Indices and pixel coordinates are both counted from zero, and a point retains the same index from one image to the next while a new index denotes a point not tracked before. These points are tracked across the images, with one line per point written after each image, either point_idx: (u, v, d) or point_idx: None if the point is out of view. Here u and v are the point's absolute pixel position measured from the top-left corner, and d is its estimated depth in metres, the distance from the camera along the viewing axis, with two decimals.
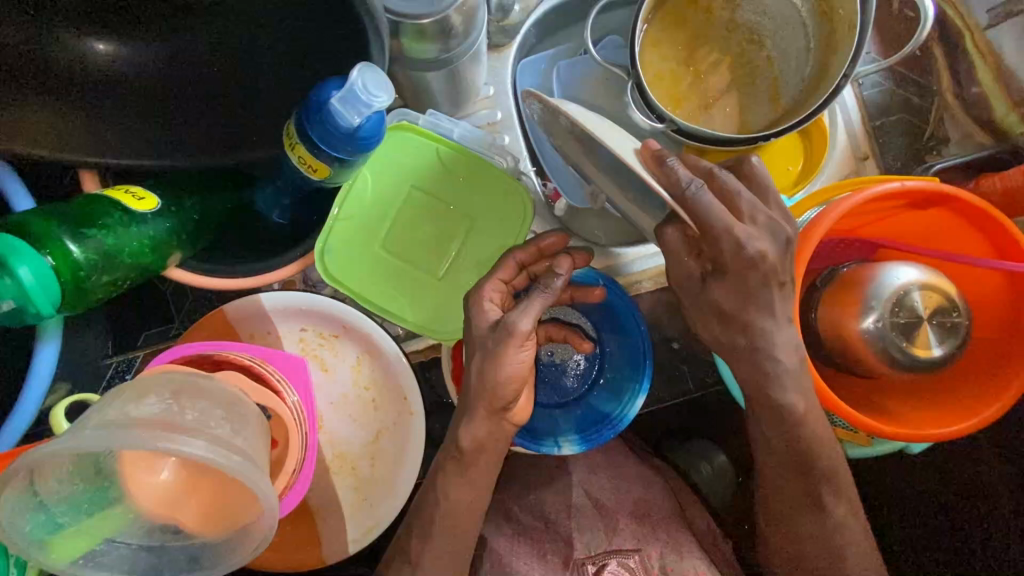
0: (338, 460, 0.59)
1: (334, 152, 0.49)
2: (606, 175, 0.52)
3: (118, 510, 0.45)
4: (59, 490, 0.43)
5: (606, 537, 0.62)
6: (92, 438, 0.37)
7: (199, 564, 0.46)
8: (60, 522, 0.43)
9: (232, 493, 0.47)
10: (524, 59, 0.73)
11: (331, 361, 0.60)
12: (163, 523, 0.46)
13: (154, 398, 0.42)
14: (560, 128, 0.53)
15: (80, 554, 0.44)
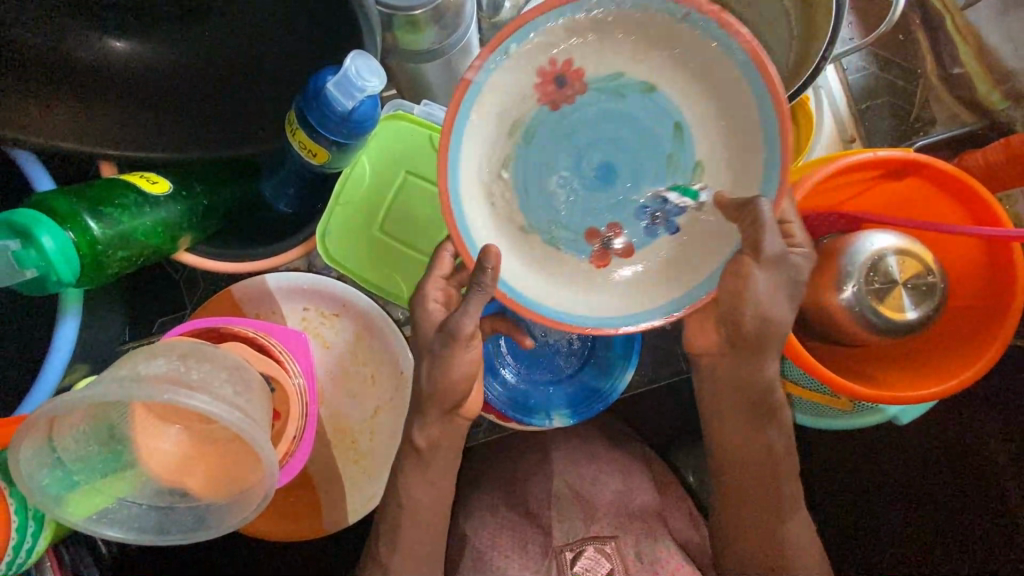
0: (338, 433, 0.62)
1: (331, 136, 0.52)
2: (549, 135, 0.48)
3: (131, 473, 0.48)
4: (76, 448, 0.46)
5: (584, 525, 0.66)
6: (106, 389, 0.40)
7: (202, 526, 0.48)
8: (76, 480, 0.46)
9: (235, 456, 0.49)
10: None
11: (331, 338, 0.63)
12: (171, 486, 0.49)
13: (163, 358, 0.45)
14: (533, 73, 0.46)
15: (94, 511, 0.46)
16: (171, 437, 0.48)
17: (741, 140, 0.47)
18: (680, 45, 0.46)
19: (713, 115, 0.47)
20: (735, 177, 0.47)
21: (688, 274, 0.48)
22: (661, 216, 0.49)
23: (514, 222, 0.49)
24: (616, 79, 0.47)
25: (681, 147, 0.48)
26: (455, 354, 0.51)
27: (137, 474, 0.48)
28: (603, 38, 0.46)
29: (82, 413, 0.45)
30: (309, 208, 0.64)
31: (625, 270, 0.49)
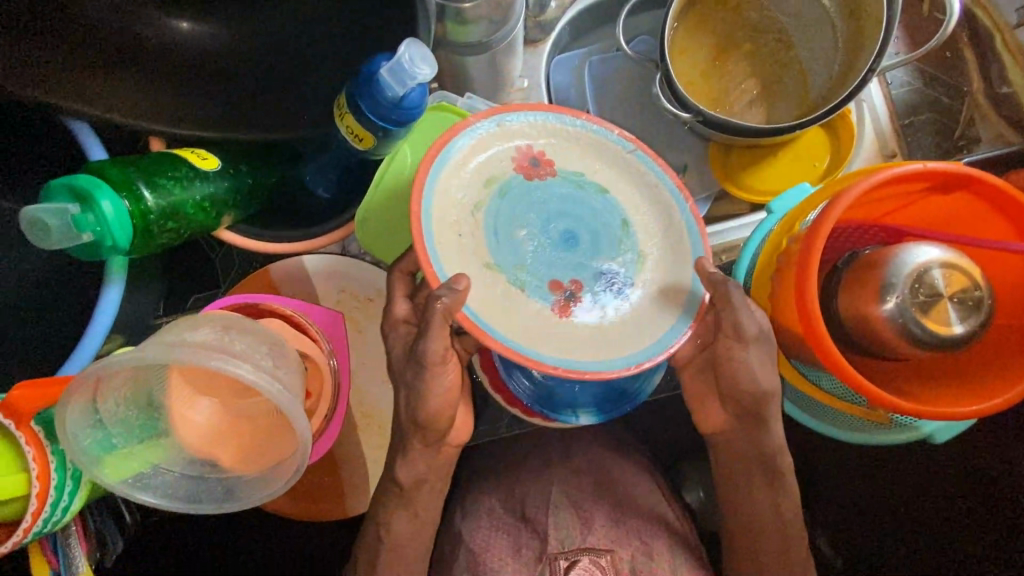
0: (364, 418, 0.62)
1: (379, 122, 0.53)
2: (519, 195, 0.57)
3: (166, 440, 0.49)
4: (115, 412, 0.47)
5: (580, 535, 0.65)
6: (154, 352, 0.41)
7: (233, 498, 0.50)
8: (114, 443, 0.47)
9: (268, 429, 0.51)
10: (559, 55, 0.78)
11: (362, 322, 0.63)
12: (203, 456, 0.50)
13: (208, 328, 0.46)
14: (511, 147, 0.58)
15: (129, 475, 0.47)
16: (203, 408, 0.50)
17: (672, 239, 0.58)
18: (625, 163, 0.59)
19: (652, 216, 0.58)
20: (673, 274, 0.57)
21: (635, 343, 0.55)
22: (615, 285, 0.57)
23: (481, 259, 0.56)
24: (578, 176, 0.59)
25: (630, 238, 0.58)
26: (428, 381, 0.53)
27: (172, 443, 0.49)
28: (571, 145, 0.59)
29: (122, 376, 0.47)
30: (345, 192, 0.65)
31: (580, 323, 0.56)
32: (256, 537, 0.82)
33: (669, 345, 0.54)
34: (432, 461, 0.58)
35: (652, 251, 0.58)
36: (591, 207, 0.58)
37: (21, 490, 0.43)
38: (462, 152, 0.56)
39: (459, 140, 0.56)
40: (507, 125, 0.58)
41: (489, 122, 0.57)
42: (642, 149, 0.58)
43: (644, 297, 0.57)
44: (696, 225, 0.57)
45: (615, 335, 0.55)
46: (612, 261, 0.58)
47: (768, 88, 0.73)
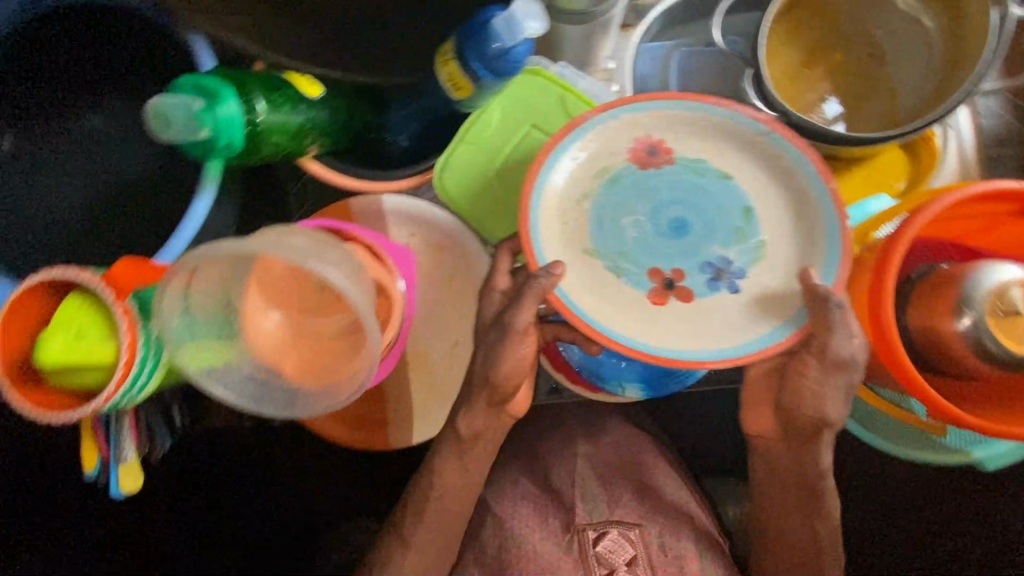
0: (417, 358, 0.64)
1: (482, 71, 0.55)
2: (630, 185, 0.61)
3: (238, 344, 0.51)
4: (203, 306, 0.50)
5: (609, 509, 0.66)
6: (259, 242, 0.48)
7: (292, 406, 0.53)
8: (197, 335, 0.50)
9: (330, 347, 0.55)
10: (647, 44, 0.79)
11: (428, 267, 0.65)
12: (270, 365, 0.52)
13: (300, 237, 0.50)
14: (630, 136, 0.61)
15: (205, 367, 0.50)
16: (273, 319, 0.53)
17: (802, 228, 0.59)
18: (758, 147, 0.60)
19: (782, 203, 0.60)
20: (798, 263, 0.58)
21: (748, 330, 0.57)
22: (724, 276, 0.59)
23: (582, 246, 0.60)
24: (699, 163, 0.61)
25: (751, 226, 0.60)
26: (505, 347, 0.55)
27: (239, 348, 0.51)
28: (692, 132, 0.61)
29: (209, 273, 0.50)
30: (425, 142, 0.66)
31: (679, 311, 0.59)
32: (284, 468, 0.84)
33: (790, 332, 0.56)
34: (494, 419, 0.60)
35: (774, 239, 0.60)
36: (715, 196, 0.61)
37: (110, 359, 0.46)
38: (578, 143, 0.60)
39: (576, 130, 0.59)
40: (625, 116, 0.60)
41: (606, 116, 0.59)
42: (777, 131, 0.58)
43: (760, 285, 0.59)
44: (831, 211, 0.57)
45: (716, 326, 0.58)
46: (727, 249, 0.60)
47: (854, 101, 0.73)
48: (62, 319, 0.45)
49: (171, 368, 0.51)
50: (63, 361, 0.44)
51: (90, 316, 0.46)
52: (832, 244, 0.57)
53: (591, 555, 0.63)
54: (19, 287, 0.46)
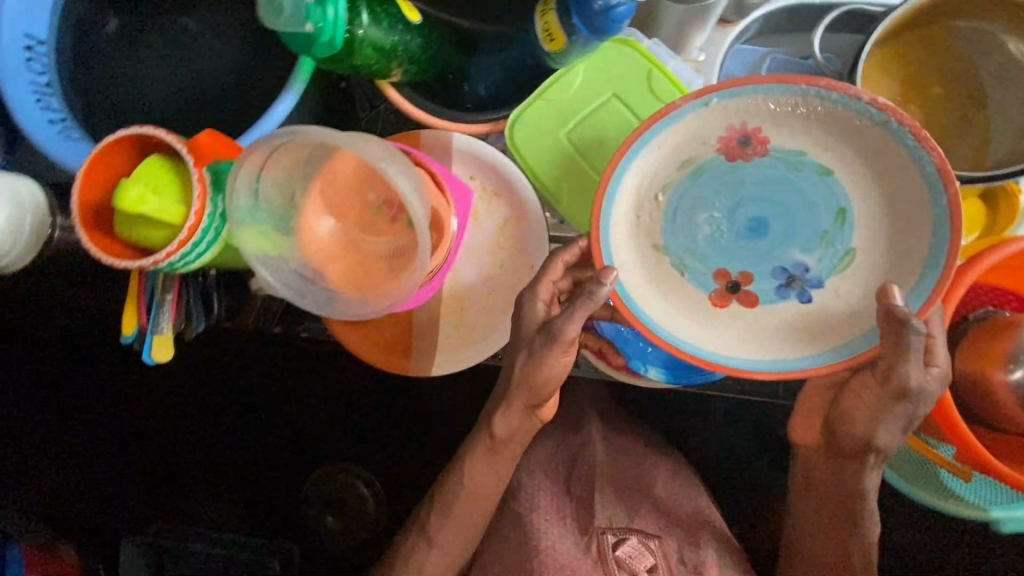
0: (452, 296, 0.66)
1: (580, 26, 0.55)
2: (713, 179, 0.61)
3: (292, 236, 0.54)
4: (269, 192, 0.52)
5: (631, 518, 0.76)
6: (346, 138, 0.51)
7: (328, 306, 0.55)
8: (258, 217, 0.52)
9: (372, 263, 0.57)
10: (739, 45, 0.78)
11: (482, 213, 0.67)
12: (316, 264, 0.54)
13: (376, 146, 0.52)
14: (723, 122, 0.59)
15: (259, 250, 0.52)
16: (326, 224, 0.55)
17: (897, 235, 0.58)
18: (869, 136, 0.57)
19: (877, 204, 0.59)
20: (885, 276, 0.58)
21: (811, 343, 0.59)
22: (796, 283, 0.61)
23: (651, 241, 0.62)
24: (797, 157, 0.60)
25: (838, 232, 0.60)
26: (551, 351, 0.58)
27: (291, 244, 0.54)
28: (796, 121, 0.59)
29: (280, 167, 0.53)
30: (501, 93, 0.66)
31: (740, 313, 0.61)
32: None
33: (862, 348, 0.57)
34: (523, 428, 0.67)
35: (862, 249, 0.59)
36: (808, 193, 0.60)
37: (178, 221, 0.48)
38: (664, 132, 0.59)
39: (665, 118, 0.58)
40: (717, 102, 0.58)
41: (698, 102, 0.57)
42: (896, 119, 0.54)
43: (834, 296, 0.60)
44: (944, 220, 0.54)
45: (776, 332, 0.60)
46: (807, 254, 0.61)
47: (945, 138, 0.71)
48: (142, 174, 0.47)
49: (228, 245, 0.54)
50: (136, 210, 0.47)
51: (169, 177, 0.48)
52: (934, 259, 0.55)
53: (611, 557, 0.72)
54: (110, 136, 0.49)
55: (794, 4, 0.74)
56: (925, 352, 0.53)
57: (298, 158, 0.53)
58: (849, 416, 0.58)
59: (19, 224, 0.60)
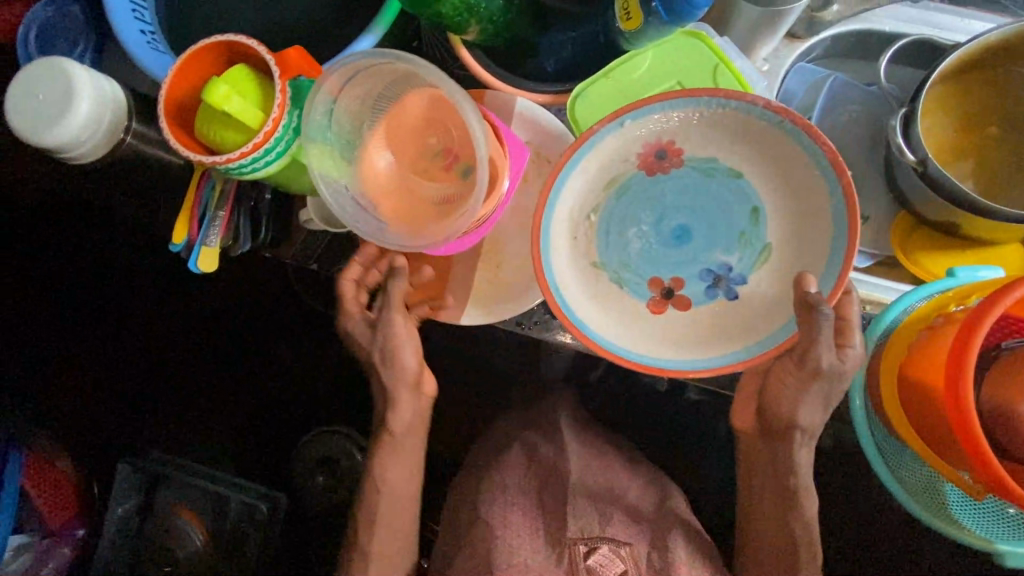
0: (490, 250, 0.67)
1: (660, 7, 0.57)
2: (640, 197, 0.68)
3: (351, 160, 0.57)
4: (342, 115, 0.56)
5: (600, 527, 0.87)
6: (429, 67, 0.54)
7: (377, 233, 0.56)
8: (329, 136, 0.55)
9: (422, 202, 0.59)
10: (802, 61, 0.79)
11: (531, 176, 0.69)
12: (369, 192, 0.57)
13: (448, 79, 0.54)
14: (640, 143, 0.67)
15: (323, 167, 0.55)
16: (385, 158, 0.58)
17: (800, 235, 0.66)
18: (765, 135, 0.65)
19: (783, 201, 0.67)
20: (799, 267, 0.66)
21: (749, 336, 0.65)
22: (722, 282, 0.68)
23: (591, 258, 0.68)
24: (708, 164, 0.67)
25: (754, 230, 0.68)
26: (404, 349, 0.73)
27: (352, 172, 0.57)
28: (704, 134, 0.66)
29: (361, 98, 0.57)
30: (570, 70, 0.70)
31: (678, 313, 0.68)
32: None
33: (784, 335, 0.64)
34: (415, 413, 0.79)
35: (777, 243, 0.67)
36: (724, 197, 0.68)
37: (256, 125, 0.50)
38: (587, 156, 0.65)
39: (588, 145, 0.64)
40: (631, 124, 0.65)
41: (614, 124, 0.64)
42: (790, 120, 0.62)
43: (756, 287, 0.67)
44: (839, 213, 0.62)
45: (710, 324, 0.67)
46: (729, 254, 0.68)
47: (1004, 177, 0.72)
48: (235, 78, 0.51)
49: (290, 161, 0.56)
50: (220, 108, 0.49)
51: (255, 85, 0.51)
52: (835, 250, 0.63)
53: (582, 566, 0.83)
54: (207, 40, 0.52)
55: (865, 28, 0.75)
56: (841, 334, 0.65)
57: (376, 93, 0.57)
58: (777, 398, 0.72)
59: (97, 120, 0.64)
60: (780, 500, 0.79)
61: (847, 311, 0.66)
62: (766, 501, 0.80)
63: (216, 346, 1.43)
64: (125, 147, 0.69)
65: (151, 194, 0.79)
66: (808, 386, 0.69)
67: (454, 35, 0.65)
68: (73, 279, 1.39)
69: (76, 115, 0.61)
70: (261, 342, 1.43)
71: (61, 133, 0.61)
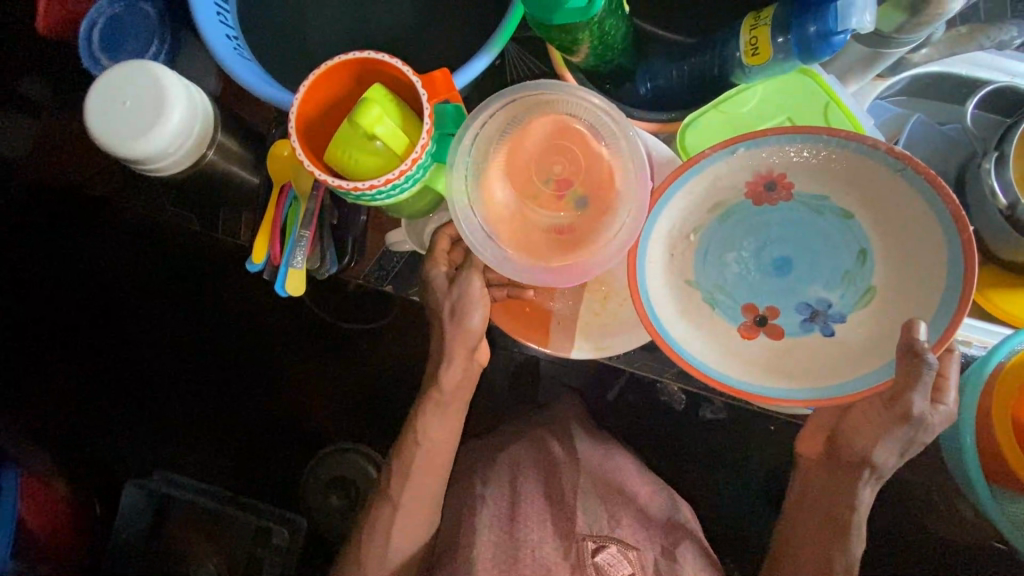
0: (597, 283, 0.66)
1: (792, 46, 0.57)
2: (745, 221, 0.64)
3: (490, 185, 0.55)
4: (491, 137, 0.55)
5: (608, 526, 0.83)
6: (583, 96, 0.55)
7: (503, 263, 0.55)
8: (472, 158, 0.54)
9: (540, 232, 0.56)
10: (881, 98, 0.80)
11: None
12: (502, 221, 0.56)
13: (598, 105, 0.55)
14: (750, 171, 0.63)
15: (465, 191, 0.54)
16: (503, 187, 0.56)
17: (916, 281, 0.60)
18: (885, 179, 0.59)
19: (894, 251, 0.61)
20: (906, 312, 0.60)
21: (842, 370, 0.61)
22: (819, 317, 0.63)
23: (685, 276, 0.64)
24: (819, 201, 0.63)
25: (859, 271, 0.63)
26: (471, 314, 0.65)
27: (477, 199, 0.55)
28: (817, 170, 0.62)
29: (496, 117, 0.55)
30: (664, 98, 0.68)
31: (769, 345, 0.63)
32: None
33: (880, 378, 0.59)
34: (467, 374, 0.70)
35: (883, 287, 0.62)
36: (825, 230, 0.64)
37: (402, 151, 0.49)
38: (694, 175, 0.61)
39: (696, 168, 0.60)
40: (744, 151, 0.61)
41: (725, 152, 0.60)
42: (912, 168, 0.57)
43: (854, 328, 0.62)
44: (958, 268, 0.56)
45: (801, 358, 0.62)
46: (829, 291, 0.63)
47: None
48: (377, 102, 0.48)
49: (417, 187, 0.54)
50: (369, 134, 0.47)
51: (394, 108, 0.50)
52: (949, 302, 0.57)
53: (589, 562, 0.79)
54: (336, 58, 0.50)
55: (945, 70, 0.76)
56: (936, 390, 0.63)
57: (507, 117, 0.55)
58: (854, 430, 0.66)
59: (189, 130, 0.60)
60: (832, 525, 0.71)
61: (947, 367, 0.63)
62: (814, 527, 0.73)
63: (222, 354, 1.36)
64: (206, 162, 0.65)
65: (199, 201, 0.74)
66: (891, 429, 0.63)
67: (560, 55, 0.62)
68: (79, 275, 1.32)
69: (169, 123, 0.58)
70: (272, 350, 1.35)
71: (155, 142, 0.58)
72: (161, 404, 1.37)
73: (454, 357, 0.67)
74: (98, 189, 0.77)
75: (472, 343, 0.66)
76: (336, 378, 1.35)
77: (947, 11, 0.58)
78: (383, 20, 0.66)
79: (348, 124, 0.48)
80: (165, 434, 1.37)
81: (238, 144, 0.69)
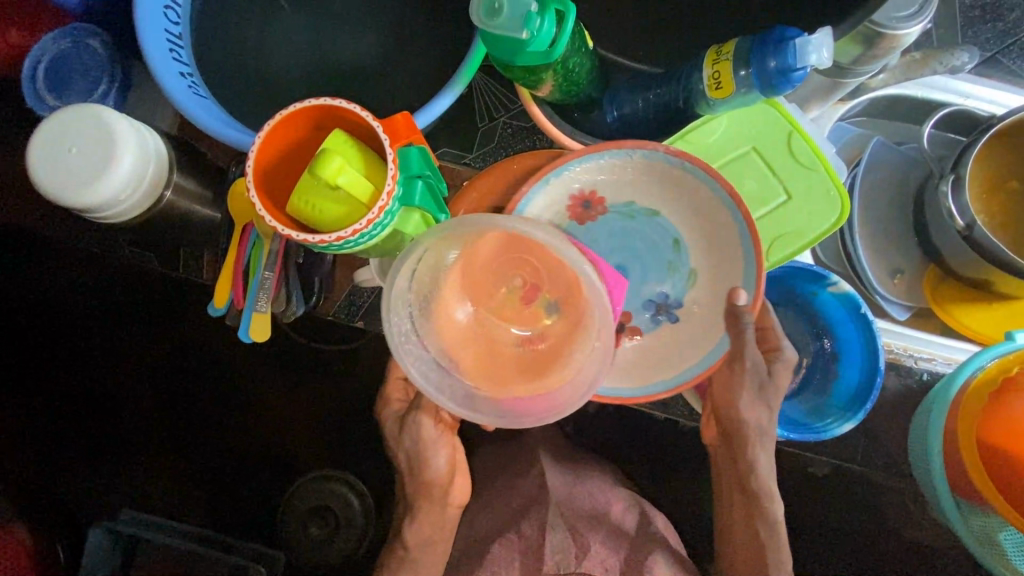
0: None
1: (754, 81, 0.57)
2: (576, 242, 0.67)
3: (435, 320, 0.55)
4: (425, 266, 0.54)
5: (577, 560, 0.80)
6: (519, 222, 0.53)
7: (464, 402, 0.55)
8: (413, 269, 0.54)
9: (503, 354, 0.56)
10: (841, 120, 0.81)
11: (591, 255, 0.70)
12: (454, 353, 0.55)
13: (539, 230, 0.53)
14: (565, 195, 0.65)
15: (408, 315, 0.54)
16: (457, 317, 0.55)
17: (724, 253, 0.65)
18: (676, 175, 0.64)
19: (702, 229, 0.66)
20: (724, 282, 0.65)
21: (689, 353, 0.65)
22: (662, 310, 0.67)
23: None
24: (631, 208, 0.67)
25: (679, 258, 0.68)
26: (432, 460, 0.71)
27: (430, 329, 0.54)
28: (623, 184, 0.66)
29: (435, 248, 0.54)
30: (632, 127, 0.68)
31: (629, 349, 0.66)
32: None
33: (718, 353, 0.64)
34: (439, 525, 0.74)
35: (702, 268, 0.67)
36: (652, 232, 0.68)
37: (367, 199, 0.47)
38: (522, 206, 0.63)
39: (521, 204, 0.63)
40: (555, 179, 0.64)
41: (539, 184, 0.63)
42: (690, 163, 0.62)
43: (691, 310, 0.67)
44: (746, 236, 0.63)
45: (654, 354, 0.66)
46: (661, 283, 0.68)
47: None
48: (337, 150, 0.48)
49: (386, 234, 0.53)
50: (331, 183, 0.46)
51: (357, 157, 0.49)
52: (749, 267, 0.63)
53: None
54: (289, 109, 0.49)
55: (900, 93, 0.78)
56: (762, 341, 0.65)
57: (448, 246, 0.54)
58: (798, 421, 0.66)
59: (141, 174, 0.58)
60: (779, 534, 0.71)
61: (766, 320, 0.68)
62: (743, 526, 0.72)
63: (191, 389, 1.31)
64: (162, 203, 0.63)
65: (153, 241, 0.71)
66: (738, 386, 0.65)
67: (524, 90, 0.61)
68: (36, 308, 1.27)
69: (119, 169, 0.55)
70: (243, 383, 1.31)
71: (102, 189, 0.55)
72: (124, 442, 1.31)
73: (420, 518, 0.72)
74: (47, 229, 0.74)
75: (438, 487, 0.72)
76: (305, 405, 1.31)
77: (901, 42, 0.60)
78: (345, 56, 0.65)
79: (309, 174, 0.47)
80: (129, 471, 1.31)
81: (197, 183, 0.67)
